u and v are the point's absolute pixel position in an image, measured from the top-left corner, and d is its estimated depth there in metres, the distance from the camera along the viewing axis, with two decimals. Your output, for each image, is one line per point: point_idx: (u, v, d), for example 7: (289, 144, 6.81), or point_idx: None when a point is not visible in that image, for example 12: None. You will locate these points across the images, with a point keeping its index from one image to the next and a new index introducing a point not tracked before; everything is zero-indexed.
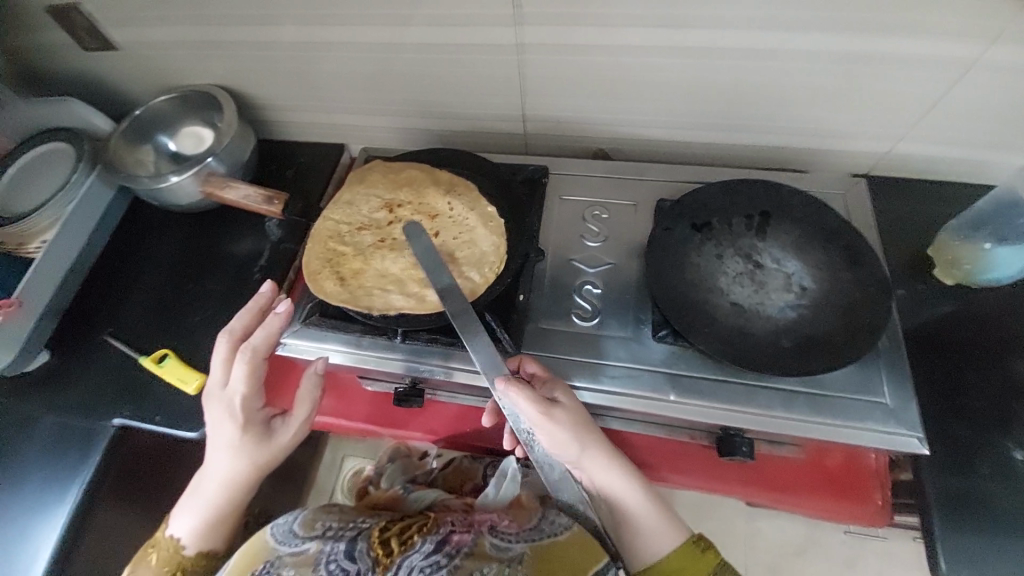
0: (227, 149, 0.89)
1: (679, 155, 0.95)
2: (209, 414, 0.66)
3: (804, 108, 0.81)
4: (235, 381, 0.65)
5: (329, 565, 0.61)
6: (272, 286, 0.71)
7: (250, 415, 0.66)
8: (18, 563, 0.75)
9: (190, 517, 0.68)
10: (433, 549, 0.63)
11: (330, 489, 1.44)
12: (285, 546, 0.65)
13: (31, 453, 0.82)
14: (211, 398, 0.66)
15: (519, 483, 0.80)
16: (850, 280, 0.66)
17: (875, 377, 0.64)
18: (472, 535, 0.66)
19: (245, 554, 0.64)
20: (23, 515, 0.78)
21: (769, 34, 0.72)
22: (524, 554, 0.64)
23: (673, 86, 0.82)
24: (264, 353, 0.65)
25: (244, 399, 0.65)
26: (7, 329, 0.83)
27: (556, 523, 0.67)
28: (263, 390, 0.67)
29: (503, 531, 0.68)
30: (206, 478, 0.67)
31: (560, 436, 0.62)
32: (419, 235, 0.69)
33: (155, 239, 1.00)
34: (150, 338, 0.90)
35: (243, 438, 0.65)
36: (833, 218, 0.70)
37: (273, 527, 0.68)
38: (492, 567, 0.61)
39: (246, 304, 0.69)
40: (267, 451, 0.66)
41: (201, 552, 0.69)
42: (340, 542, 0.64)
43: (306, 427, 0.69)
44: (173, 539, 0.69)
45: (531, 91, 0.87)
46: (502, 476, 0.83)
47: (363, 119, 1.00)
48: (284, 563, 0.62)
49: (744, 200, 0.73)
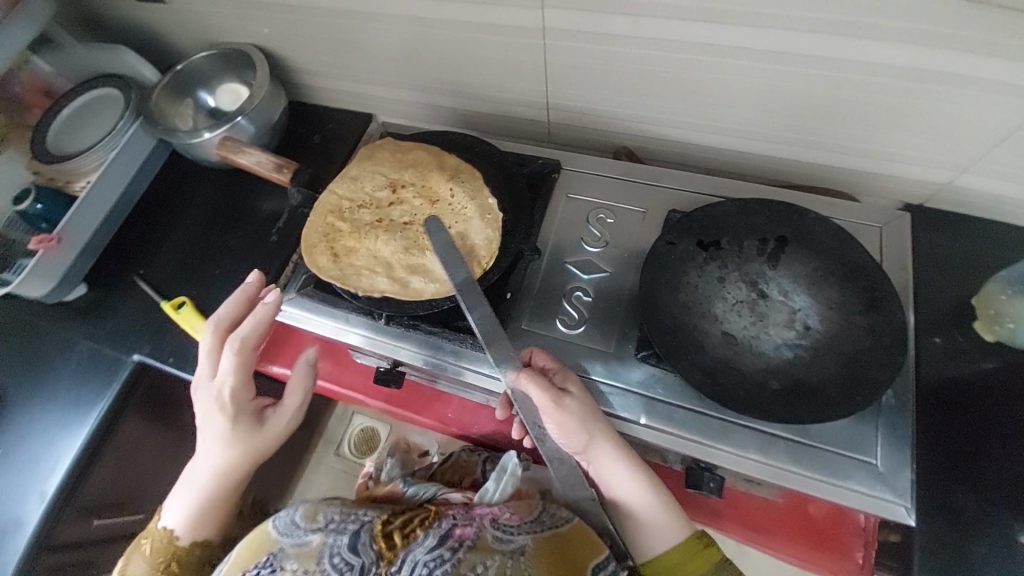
0: (257, 110, 0.89)
1: (708, 161, 0.89)
2: (198, 406, 0.67)
3: (855, 126, 0.73)
4: (224, 372, 0.66)
5: (334, 558, 0.59)
6: (258, 276, 0.72)
7: (240, 406, 0.67)
8: (47, 467, 0.85)
9: (183, 507, 0.69)
10: (436, 543, 0.60)
11: (338, 441, 1.52)
12: (288, 538, 0.62)
13: (65, 371, 0.91)
14: (201, 389, 0.68)
15: (519, 479, 0.75)
16: (862, 325, 0.60)
17: (868, 434, 0.60)
18: (475, 527, 0.63)
19: (248, 548, 0.62)
20: (54, 426, 0.87)
21: (828, 40, 0.63)
22: (528, 545, 0.61)
23: (709, 89, 0.75)
24: (253, 343, 0.67)
25: (232, 388, 0.66)
26: (47, 263, 0.87)
27: (557, 516, 0.64)
28: (253, 381, 0.69)
29: (505, 524, 0.64)
30: (197, 470, 0.68)
31: (569, 424, 0.61)
32: (437, 230, 0.70)
33: (190, 189, 1.01)
34: (174, 285, 0.93)
35: (234, 428, 0.66)
36: (860, 252, 0.63)
37: (276, 518, 0.65)
38: (495, 562, 0.58)
39: (236, 295, 0.71)
40: (258, 439, 0.67)
41: (195, 542, 0.69)
42: (343, 535, 0.61)
43: (297, 416, 0.71)
44: (167, 529, 0.69)
45: (557, 80, 0.82)
46: (501, 471, 0.76)
47: (389, 92, 0.98)
48: (287, 555, 0.60)
49: (760, 221, 0.67)
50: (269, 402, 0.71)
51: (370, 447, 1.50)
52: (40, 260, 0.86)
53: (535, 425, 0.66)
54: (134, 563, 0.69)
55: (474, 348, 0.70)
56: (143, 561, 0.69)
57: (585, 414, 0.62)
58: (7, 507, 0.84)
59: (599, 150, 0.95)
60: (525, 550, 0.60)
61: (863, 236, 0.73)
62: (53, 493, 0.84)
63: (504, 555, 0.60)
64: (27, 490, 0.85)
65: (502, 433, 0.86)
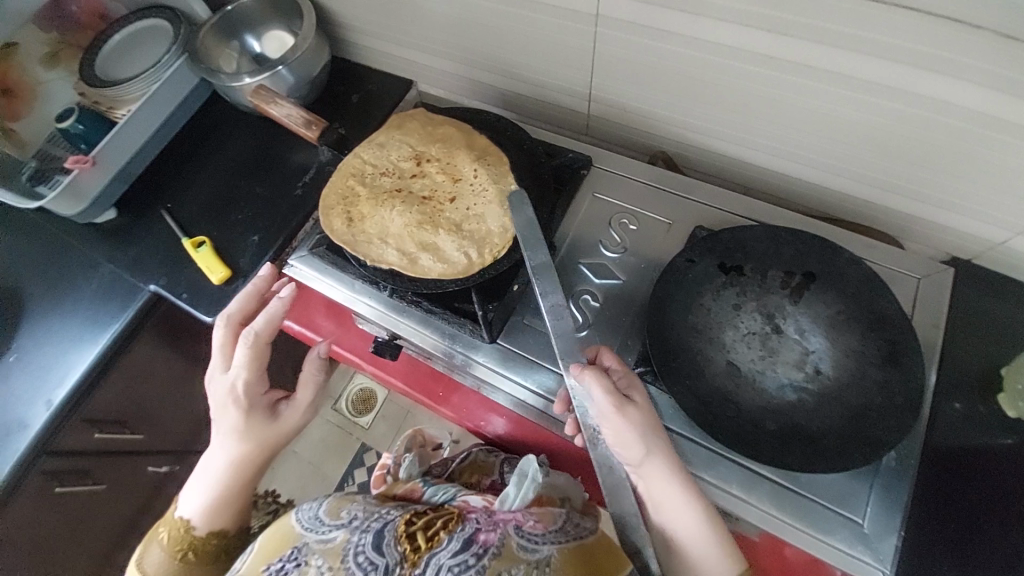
0: (299, 61, 0.88)
1: (748, 179, 0.85)
2: (210, 401, 0.64)
3: (914, 166, 0.68)
4: (236, 367, 0.64)
5: (358, 557, 0.56)
6: (270, 270, 0.72)
7: (253, 399, 0.64)
8: (57, 379, 0.89)
9: (200, 495, 0.64)
10: (461, 548, 0.58)
11: (336, 396, 1.56)
12: (313, 533, 0.60)
13: (86, 290, 0.93)
14: (212, 384, 0.64)
15: (538, 484, 0.70)
16: (876, 379, 0.57)
17: (860, 492, 0.58)
18: (499, 534, 0.61)
19: (272, 540, 0.60)
20: (69, 341, 0.91)
21: (900, 70, 0.58)
22: (553, 557, 0.60)
23: (762, 104, 0.70)
24: (266, 337, 0.65)
25: (245, 382, 0.63)
26: (82, 184, 0.88)
27: (581, 527, 0.66)
28: (265, 373, 0.66)
29: (528, 531, 0.63)
30: (209, 463, 0.64)
31: (627, 435, 0.58)
32: (520, 205, 0.69)
33: (226, 131, 1.01)
34: (197, 224, 0.93)
35: (246, 422, 0.63)
36: (888, 301, 0.59)
37: (299, 513, 0.63)
38: (521, 571, 0.57)
39: (248, 289, 0.69)
40: (272, 433, 0.64)
41: (212, 532, 0.64)
42: (367, 534, 0.58)
43: (311, 410, 0.67)
44: (184, 518, 0.64)
45: (603, 71, 0.79)
46: (521, 476, 0.72)
47: (431, 61, 0.96)
48: (312, 551, 0.57)
49: (790, 253, 0.63)
50: (281, 394, 0.67)
51: (366, 406, 1.54)
52: (73, 179, 0.87)
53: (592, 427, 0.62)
54: (150, 552, 0.64)
55: (472, 334, 0.70)
56: (160, 550, 0.64)
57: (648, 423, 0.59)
58: (13, 408, 0.89)
59: (636, 151, 0.92)
60: (549, 562, 0.60)
61: (897, 285, 0.68)
62: (59, 403, 0.88)
63: (528, 564, 0.59)
64: (33, 395, 0.89)
65: (491, 420, 0.85)
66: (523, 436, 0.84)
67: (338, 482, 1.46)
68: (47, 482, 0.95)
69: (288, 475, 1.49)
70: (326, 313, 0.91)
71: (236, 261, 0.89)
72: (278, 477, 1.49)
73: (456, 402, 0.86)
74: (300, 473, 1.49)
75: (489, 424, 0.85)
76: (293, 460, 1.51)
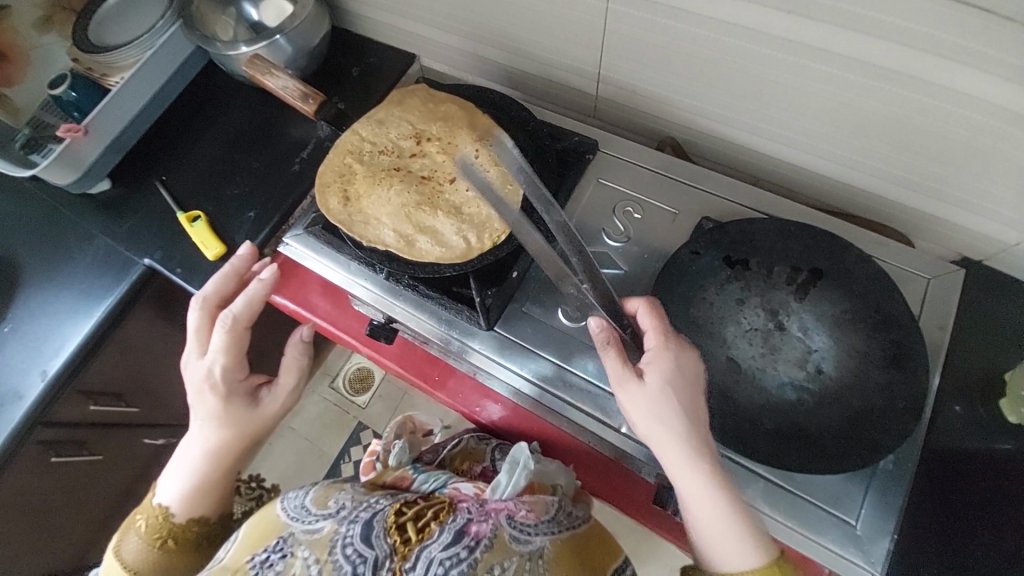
0: (298, 31, 0.85)
1: (759, 170, 0.82)
2: (187, 386, 0.63)
3: (932, 160, 0.65)
4: (213, 351, 0.62)
5: (345, 549, 0.55)
6: (249, 249, 0.69)
7: (231, 385, 0.63)
8: (53, 349, 0.89)
9: (179, 481, 0.63)
10: (453, 541, 0.57)
11: (334, 373, 1.56)
12: (299, 524, 0.59)
13: (81, 261, 0.92)
14: (189, 366, 0.63)
15: (530, 472, 0.73)
16: (878, 381, 0.56)
17: (855, 494, 0.58)
18: (491, 525, 0.61)
19: (257, 530, 0.59)
20: (64, 311, 0.90)
21: (925, 58, 0.55)
22: (546, 549, 0.63)
23: (780, 90, 0.67)
24: (246, 321, 0.62)
25: (222, 367, 0.62)
26: (76, 153, 0.86)
27: (574, 516, 0.70)
28: (244, 358, 0.64)
29: (521, 522, 0.64)
30: (189, 450, 0.63)
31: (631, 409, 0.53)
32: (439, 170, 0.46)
33: (223, 102, 0.98)
34: (193, 197, 0.91)
35: (225, 410, 0.62)
36: (895, 301, 0.58)
37: (285, 501, 0.63)
38: (514, 562, 0.59)
39: (224, 269, 0.66)
40: (251, 421, 0.63)
41: (192, 519, 0.64)
42: (355, 525, 0.57)
43: (293, 396, 0.66)
44: (163, 505, 0.64)
45: (614, 51, 0.76)
46: (513, 464, 0.74)
47: (436, 35, 0.92)
48: (298, 542, 0.57)
49: (798, 248, 0.62)
50: (262, 379, 0.66)
51: (364, 385, 1.55)
52: (67, 148, 0.84)
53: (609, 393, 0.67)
54: (127, 541, 0.63)
55: (468, 321, 0.69)
56: (138, 539, 0.63)
57: (681, 396, 0.52)
58: (8, 378, 0.89)
59: (644, 136, 0.89)
60: (542, 554, 0.62)
61: (907, 285, 0.67)
62: (55, 373, 0.88)
63: (521, 555, 0.60)
64: (29, 365, 0.89)
65: (485, 406, 0.85)
66: (521, 425, 0.83)
67: (335, 458, 1.48)
68: (42, 452, 0.96)
69: (285, 450, 1.50)
70: (323, 293, 0.90)
71: (232, 237, 0.87)
72: (275, 452, 1.50)
73: (452, 387, 0.86)
74: (296, 448, 1.51)
75: (485, 409, 0.85)
76: (290, 436, 1.52)
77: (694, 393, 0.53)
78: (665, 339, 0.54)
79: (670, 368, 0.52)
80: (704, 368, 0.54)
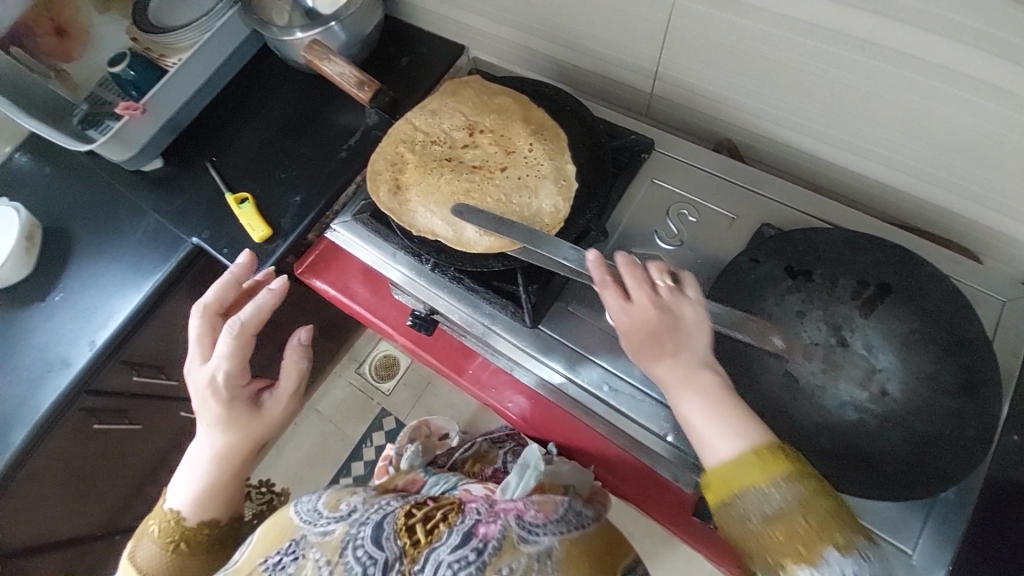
0: (353, 17, 0.85)
1: (816, 177, 0.79)
2: (191, 393, 0.64)
3: (1011, 178, 0.61)
4: (219, 356, 0.63)
5: (356, 551, 0.55)
6: (248, 260, 0.72)
7: (234, 391, 0.64)
8: (103, 320, 0.92)
9: (190, 483, 0.63)
10: (460, 543, 0.58)
11: (361, 358, 1.58)
12: (310, 526, 0.59)
13: (132, 238, 0.95)
14: (193, 374, 0.64)
15: (541, 473, 0.77)
16: (946, 407, 0.54)
17: (914, 523, 0.59)
18: (500, 526, 0.61)
19: (268, 533, 0.59)
20: (115, 284, 0.93)
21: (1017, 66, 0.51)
22: (554, 548, 0.63)
23: (849, 97, 0.64)
24: (252, 328, 0.64)
25: (226, 373, 0.63)
26: (132, 130, 0.88)
27: (583, 515, 0.69)
28: (248, 365, 0.65)
29: (529, 521, 0.64)
30: (195, 453, 0.64)
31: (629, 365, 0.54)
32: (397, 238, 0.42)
33: (276, 86, 0.99)
34: (241, 179, 0.92)
35: (227, 414, 0.63)
36: (967, 323, 0.55)
37: (297, 504, 0.62)
38: (521, 563, 0.59)
39: (223, 277, 0.69)
40: (254, 426, 0.64)
41: (203, 522, 0.63)
42: (366, 526, 0.58)
43: (294, 399, 0.67)
44: (175, 510, 0.63)
45: (674, 48, 0.73)
46: (524, 466, 0.78)
47: (489, 26, 0.91)
48: (310, 544, 0.57)
49: (865, 262, 0.59)
50: (264, 384, 0.67)
51: (389, 372, 1.56)
52: (124, 125, 0.86)
53: (651, 401, 0.65)
54: (141, 546, 0.62)
55: (512, 316, 0.69)
56: (151, 543, 0.62)
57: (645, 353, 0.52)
58: (56, 345, 0.92)
59: (698, 136, 0.86)
60: (551, 553, 0.62)
61: (977, 306, 0.63)
62: (101, 344, 0.91)
63: (530, 555, 0.61)
64: (79, 334, 0.92)
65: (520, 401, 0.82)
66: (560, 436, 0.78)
67: (357, 442, 1.50)
68: (86, 419, 0.99)
69: (310, 432, 1.53)
70: (361, 279, 0.90)
71: (278, 220, 0.88)
72: (300, 433, 1.53)
73: (484, 378, 0.85)
74: (320, 430, 1.53)
75: (513, 404, 0.82)
76: (315, 418, 1.54)
77: (661, 343, 0.52)
78: (618, 306, 0.53)
79: (636, 321, 0.53)
80: (670, 317, 0.52)
